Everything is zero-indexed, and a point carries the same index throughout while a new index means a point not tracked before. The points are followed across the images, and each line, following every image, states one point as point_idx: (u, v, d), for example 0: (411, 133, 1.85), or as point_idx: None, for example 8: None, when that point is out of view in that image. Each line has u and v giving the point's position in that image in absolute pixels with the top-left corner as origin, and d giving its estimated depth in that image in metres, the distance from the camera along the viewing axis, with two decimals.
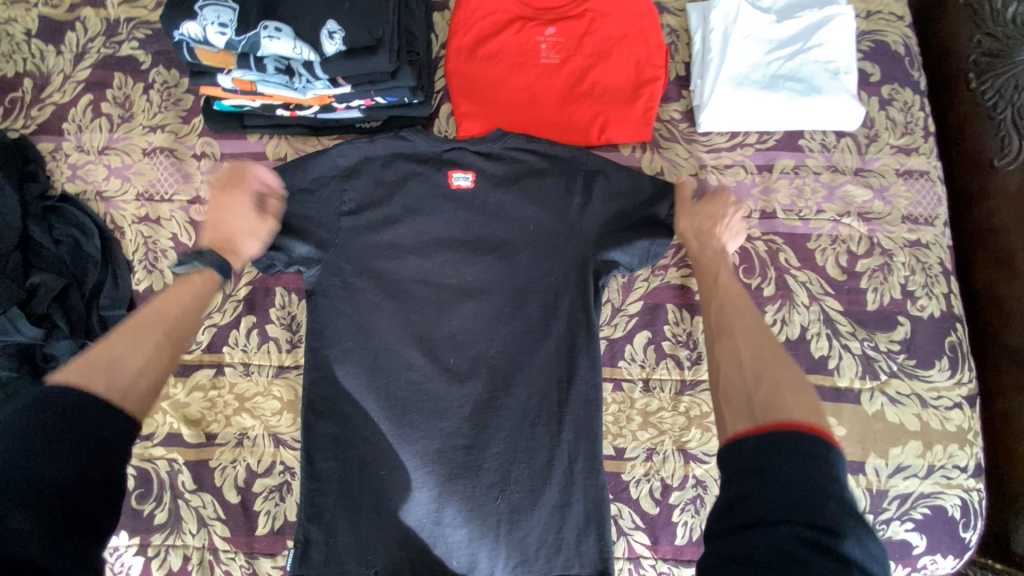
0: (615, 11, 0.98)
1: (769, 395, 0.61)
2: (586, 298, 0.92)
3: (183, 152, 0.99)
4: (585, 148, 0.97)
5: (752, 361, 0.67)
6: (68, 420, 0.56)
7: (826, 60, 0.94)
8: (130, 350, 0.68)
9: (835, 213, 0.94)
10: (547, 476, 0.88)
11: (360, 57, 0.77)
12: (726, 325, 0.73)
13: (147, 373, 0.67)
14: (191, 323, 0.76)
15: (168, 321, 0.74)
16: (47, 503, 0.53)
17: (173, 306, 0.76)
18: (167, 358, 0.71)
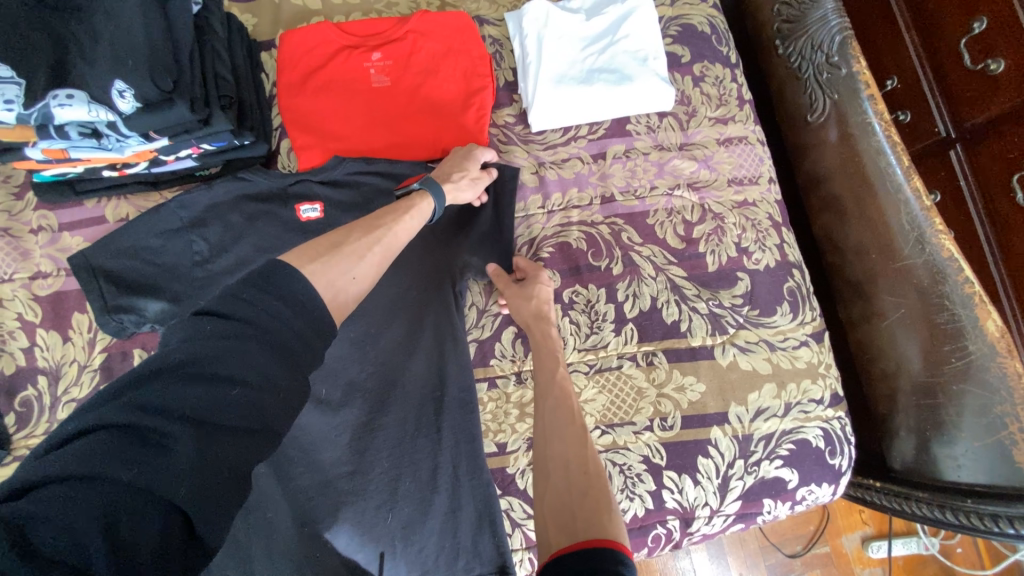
0: (435, 29, 1.02)
1: (589, 511, 0.63)
2: (449, 307, 0.97)
3: (19, 230, 0.95)
4: (428, 162, 1.01)
5: (574, 472, 0.69)
6: (245, 336, 0.53)
7: (633, 50, 1.01)
8: (347, 251, 0.68)
9: (667, 187, 1.02)
10: (434, 484, 0.90)
11: (160, 111, 0.77)
12: (555, 433, 0.76)
13: (360, 281, 0.67)
14: (400, 239, 0.78)
15: (385, 230, 0.76)
16: (217, 418, 0.48)
17: (393, 217, 0.79)
18: (378, 265, 0.72)
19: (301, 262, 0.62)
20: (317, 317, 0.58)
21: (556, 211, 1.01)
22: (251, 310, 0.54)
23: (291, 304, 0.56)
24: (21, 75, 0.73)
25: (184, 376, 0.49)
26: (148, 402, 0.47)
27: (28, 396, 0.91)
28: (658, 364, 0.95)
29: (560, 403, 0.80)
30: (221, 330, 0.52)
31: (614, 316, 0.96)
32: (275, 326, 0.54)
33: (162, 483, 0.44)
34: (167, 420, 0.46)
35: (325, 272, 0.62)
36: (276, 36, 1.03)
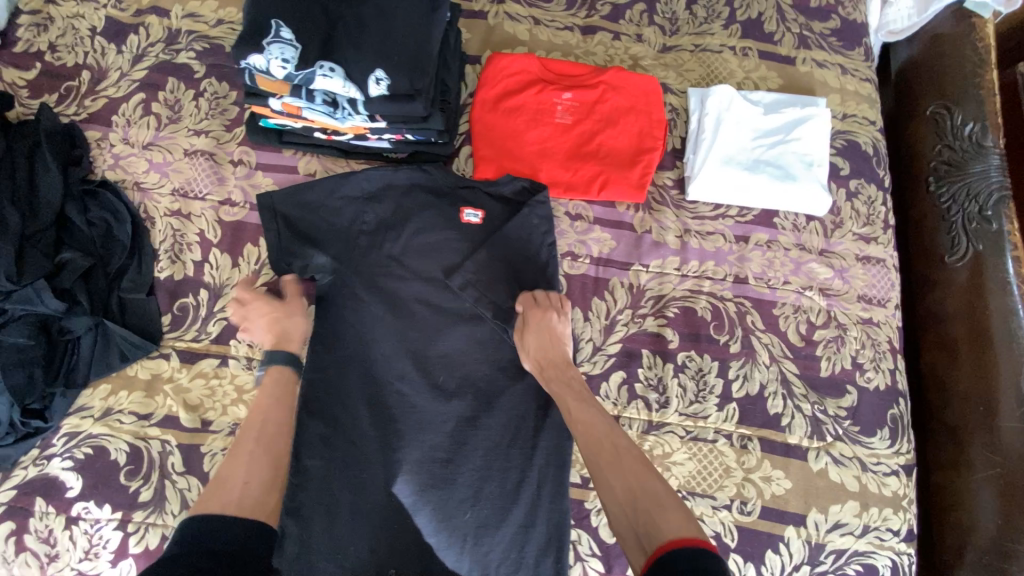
0: (625, 86, 1.11)
1: (647, 527, 0.69)
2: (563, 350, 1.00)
3: (221, 157, 1.06)
4: (585, 200, 1.08)
5: (627, 491, 0.74)
6: (201, 533, 0.72)
7: (801, 153, 1.08)
8: (249, 462, 0.84)
9: (800, 285, 1.06)
10: (516, 496, 0.94)
11: (400, 103, 0.87)
12: (596, 453, 0.81)
13: (252, 483, 0.81)
14: (282, 423, 0.90)
15: (263, 424, 0.89)
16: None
17: (263, 412, 0.90)
18: (269, 467, 0.85)
19: (222, 481, 0.80)
20: (202, 548, 0.70)
21: (690, 276, 1.05)
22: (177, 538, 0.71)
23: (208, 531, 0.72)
24: (300, 41, 0.84)
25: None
26: None
27: (186, 304, 1.00)
28: (751, 450, 0.98)
29: (589, 429, 0.84)
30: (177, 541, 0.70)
31: (720, 391, 1.00)
32: (219, 528, 0.73)
33: None
34: None
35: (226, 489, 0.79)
36: (485, 55, 1.14)
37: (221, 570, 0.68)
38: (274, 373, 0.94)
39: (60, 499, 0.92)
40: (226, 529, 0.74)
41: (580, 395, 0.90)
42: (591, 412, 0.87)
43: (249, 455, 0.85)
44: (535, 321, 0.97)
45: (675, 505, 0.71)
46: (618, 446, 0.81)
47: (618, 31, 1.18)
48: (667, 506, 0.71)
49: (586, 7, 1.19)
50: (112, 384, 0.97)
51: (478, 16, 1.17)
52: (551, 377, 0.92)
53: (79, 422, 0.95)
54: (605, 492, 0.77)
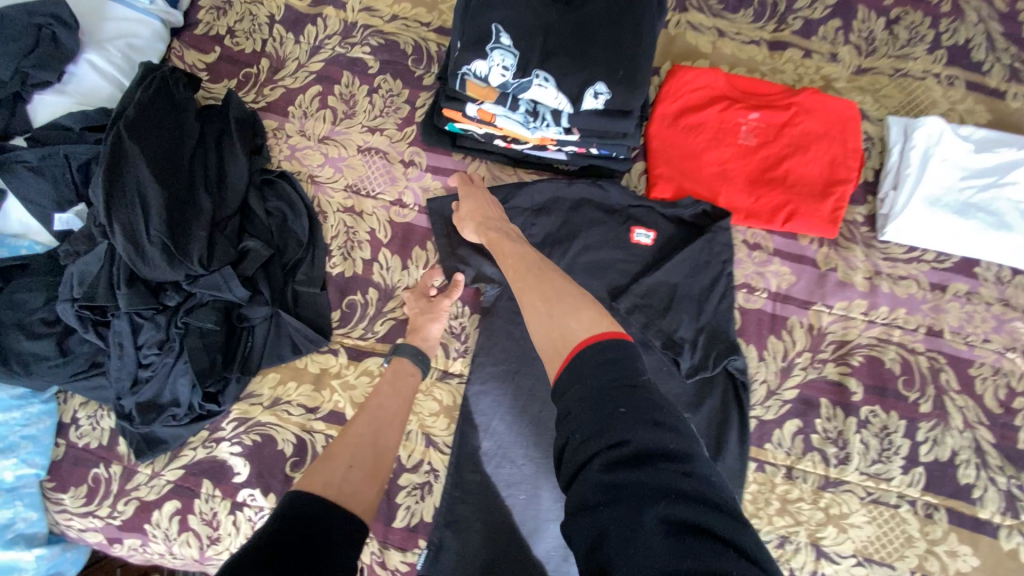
0: (819, 110, 1.03)
1: (562, 335, 0.69)
2: (736, 391, 0.94)
3: (393, 157, 1.05)
4: (767, 230, 1.01)
5: (547, 310, 0.74)
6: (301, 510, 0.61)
7: (1018, 199, 0.97)
8: (352, 443, 0.77)
9: (1001, 345, 0.97)
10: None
11: (611, 119, 0.84)
12: (524, 281, 0.81)
13: (358, 464, 0.74)
14: (394, 418, 0.85)
15: (379, 415, 0.83)
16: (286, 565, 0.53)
17: (382, 399, 0.86)
18: (371, 457, 0.76)
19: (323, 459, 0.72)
20: (308, 524, 0.59)
21: (878, 323, 0.98)
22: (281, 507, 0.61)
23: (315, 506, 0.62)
24: (520, 47, 0.81)
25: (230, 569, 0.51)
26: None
27: (355, 301, 1.00)
28: (937, 520, 0.91)
29: (519, 261, 0.85)
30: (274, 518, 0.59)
31: (906, 453, 0.92)
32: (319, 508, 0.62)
33: None
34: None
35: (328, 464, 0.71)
36: (665, 67, 1.09)
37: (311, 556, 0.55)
38: (398, 363, 0.92)
39: (227, 483, 0.94)
40: (334, 511, 0.62)
41: (511, 236, 0.90)
42: (526, 254, 0.86)
43: (352, 437, 0.78)
44: (472, 192, 0.96)
45: (592, 312, 0.71)
46: (544, 273, 0.81)
47: (809, 50, 1.09)
48: (583, 314, 0.70)
49: (775, 21, 1.11)
50: (281, 375, 0.98)
51: None
52: (486, 228, 0.92)
53: (248, 409, 0.97)
54: (529, 315, 0.77)
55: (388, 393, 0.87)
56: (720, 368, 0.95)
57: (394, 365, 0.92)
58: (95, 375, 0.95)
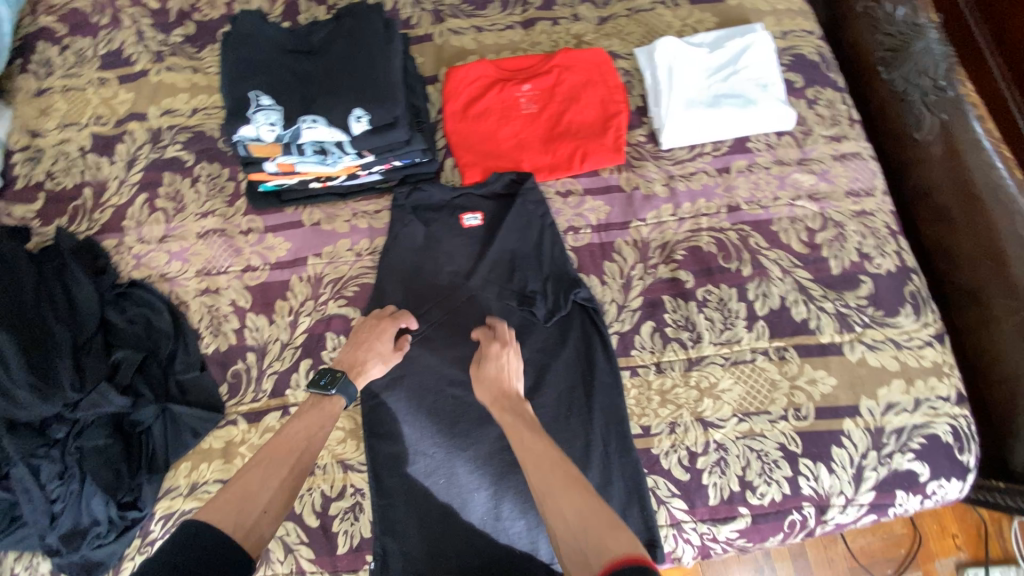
0: (576, 64, 1.19)
1: (601, 552, 0.68)
2: (595, 321, 1.06)
3: (231, 231, 1.14)
4: (571, 175, 1.15)
5: (576, 516, 0.73)
6: (183, 557, 0.70)
7: (754, 78, 1.15)
8: (264, 483, 0.83)
9: (789, 197, 1.12)
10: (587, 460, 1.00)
11: (384, 133, 0.94)
12: (541, 484, 0.78)
13: (271, 512, 0.81)
14: (313, 457, 0.90)
15: (297, 451, 0.88)
16: None
17: (304, 437, 0.90)
18: (282, 496, 0.84)
19: (235, 495, 0.80)
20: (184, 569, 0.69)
21: (687, 218, 1.12)
22: (171, 552, 0.70)
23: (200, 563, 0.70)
24: (280, 104, 0.93)
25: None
26: None
27: (238, 369, 1.07)
28: (789, 359, 1.03)
29: (533, 458, 0.82)
30: (161, 560, 0.69)
31: (745, 314, 1.05)
32: (203, 551, 0.72)
33: None
34: None
35: (237, 505, 0.79)
36: (442, 72, 1.22)
37: None
38: (331, 400, 0.95)
39: None
40: (222, 552, 0.73)
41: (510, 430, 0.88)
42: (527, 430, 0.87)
43: (264, 474, 0.84)
44: (490, 362, 0.97)
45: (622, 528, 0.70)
46: (559, 469, 0.79)
47: (555, 18, 1.26)
48: (619, 529, 0.70)
49: (520, 5, 1.28)
50: (192, 461, 1.02)
51: (426, 40, 1.25)
52: (501, 406, 0.92)
53: (171, 503, 1.00)
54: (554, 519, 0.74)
55: (310, 417, 0.92)
56: (572, 303, 1.06)
57: (330, 402, 0.94)
58: (15, 528, 0.98)
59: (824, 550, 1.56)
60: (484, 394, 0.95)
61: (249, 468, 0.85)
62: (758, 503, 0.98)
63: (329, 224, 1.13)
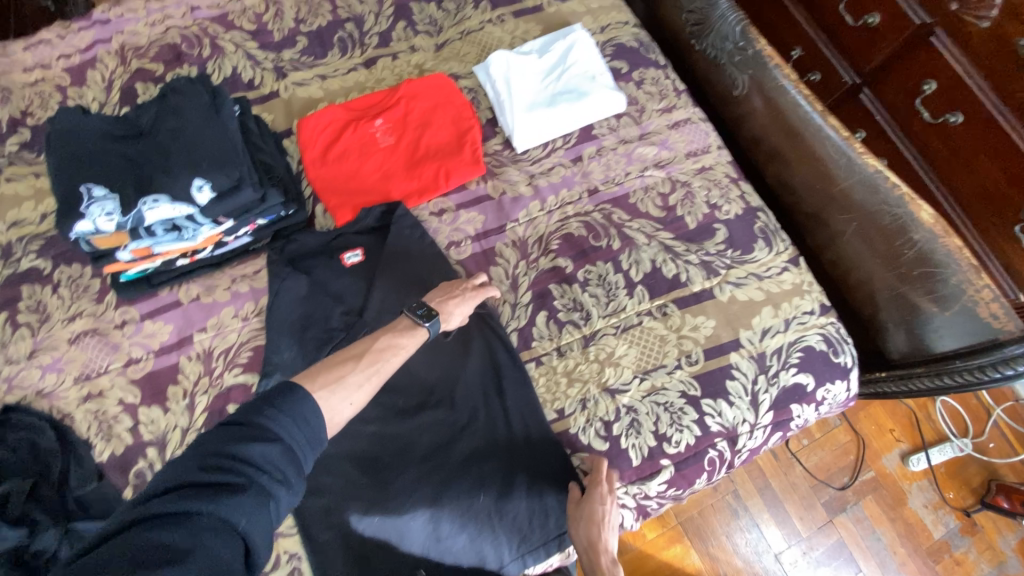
0: (421, 91, 1.25)
1: None
2: (491, 323, 1.11)
3: (106, 328, 1.09)
4: (440, 194, 1.20)
5: None
6: (260, 432, 0.72)
7: (582, 72, 1.26)
8: (358, 380, 0.88)
9: (638, 170, 1.23)
10: (514, 457, 1.02)
11: (230, 196, 0.96)
12: None
13: (354, 407, 0.86)
14: (397, 366, 0.95)
15: (382, 357, 0.94)
16: (242, 469, 0.68)
17: (394, 345, 0.96)
18: (371, 390, 0.89)
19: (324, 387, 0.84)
20: (268, 442, 0.71)
21: (555, 209, 1.20)
22: (280, 412, 0.75)
23: (295, 431, 0.75)
24: (115, 192, 0.93)
25: (207, 480, 0.65)
26: (196, 470, 0.66)
27: (141, 469, 1.00)
28: (672, 313, 1.12)
29: None
30: (243, 426, 0.72)
31: (624, 283, 1.14)
32: (290, 425, 0.75)
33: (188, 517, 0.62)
34: (198, 480, 0.65)
35: (331, 397, 0.84)
36: (294, 125, 1.24)
37: (273, 461, 0.71)
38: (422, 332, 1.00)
39: None
40: (305, 431, 0.76)
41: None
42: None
43: (361, 373, 0.89)
44: (593, 503, 0.95)
45: None
46: None
47: (394, 53, 1.33)
48: None
49: (358, 47, 1.33)
50: None
51: (273, 98, 1.28)
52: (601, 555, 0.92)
53: None
54: None
55: (401, 340, 0.97)
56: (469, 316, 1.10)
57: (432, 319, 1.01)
58: None
59: (787, 477, 1.67)
60: (578, 530, 0.95)
61: (367, 360, 0.92)
62: (676, 451, 1.05)
63: (209, 296, 1.11)
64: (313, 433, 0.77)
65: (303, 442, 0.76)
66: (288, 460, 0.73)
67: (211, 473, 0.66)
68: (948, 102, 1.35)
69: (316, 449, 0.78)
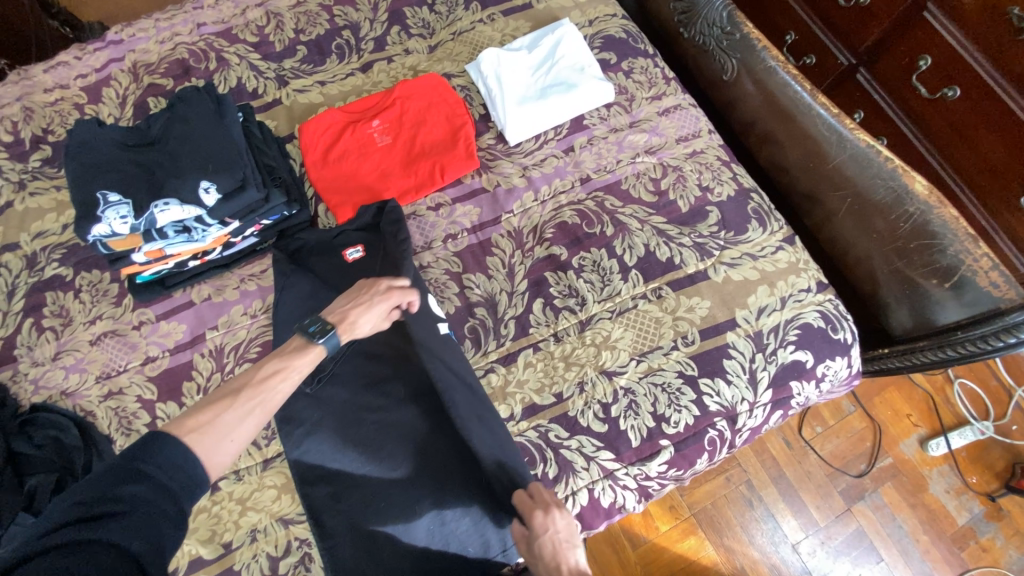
0: (415, 91, 1.30)
1: None
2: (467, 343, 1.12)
3: (124, 329, 1.15)
4: (437, 189, 1.24)
5: None
6: (134, 470, 0.70)
7: (571, 64, 1.29)
8: (235, 415, 0.82)
9: (630, 157, 1.25)
10: None
11: (235, 197, 1.02)
12: None
13: (239, 441, 0.81)
14: (282, 394, 0.89)
15: (264, 387, 0.87)
16: (115, 510, 0.66)
17: (277, 374, 0.89)
18: (255, 426, 0.84)
19: (195, 428, 0.78)
20: (142, 482, 0.69)
21: (548, 199, 1.23)
22: (153, 450, 0.73)
23: (171, 465, 0.73)
24: (128, 197, 0.98)
25: (75, 524, 0.64)
26: (69, 515, 0.65)
27: None
28: (666, 295, 1.13)
29: None
30: (115, 467, 0.70)
31: (619, 268, 1.15)
32: (167, 463, 0.73)
33: (60, 559, 0.60)
34: (69, 525, 0.64)
35: (202, 439, 0.78)
36: (296, 129, 1.30)
37: (152, 501, 0.69)
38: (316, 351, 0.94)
39: None
40: (178, 474, 0.73)
41: None
42: None
43: (239, 409, 0.83)
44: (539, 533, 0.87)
45: None
46: None
47: (389, 56, 1.38)
48: None
49: (355, 53, 1.38)
50: None
51: (275, 105, 1.33)
52: None
53: None
54: None
55: (294, 366, 0.91)
56: (421, 314, 1.10)
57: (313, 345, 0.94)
58: None
59: (799, 463, 1.66)
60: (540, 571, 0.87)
61: (246, 393, 0.85)
62: (675, 431, 1.06)
63: (219, 295, 1.16)
64: (190, 472, 0.74)
65: (180, 481, 0.73)
66: (167, 499, 0.70)
67: (82, 516, 0.65)
68: (943, 77, 1.35)
69: (198, 487, 0.75)
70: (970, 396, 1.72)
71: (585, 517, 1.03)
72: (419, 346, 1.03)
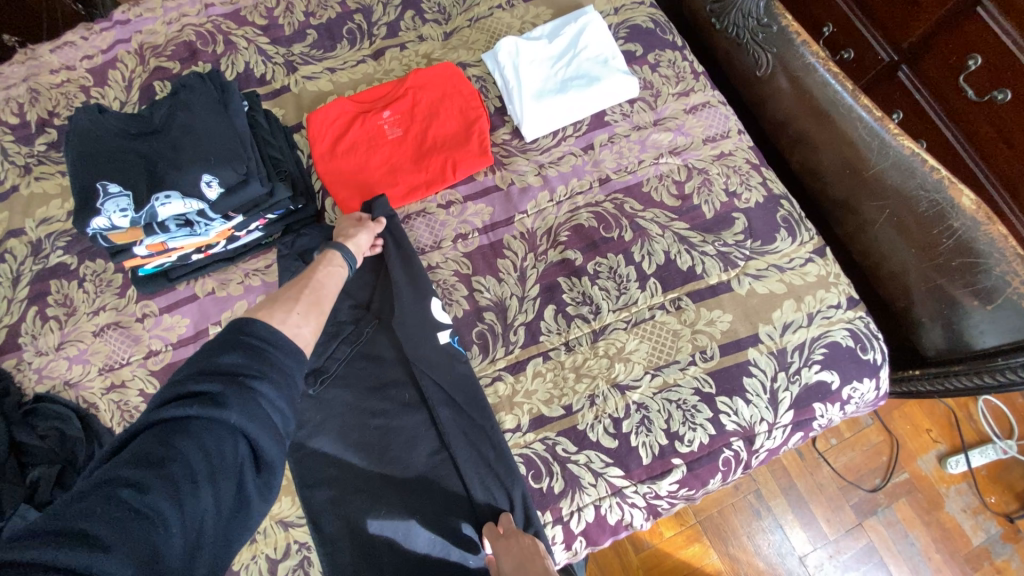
0: (429, 81, 1.23)
1: None
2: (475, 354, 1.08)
3: (128, 321, 1.14)
4: (448, 186, 1.18)
5: None
6: (236, 343, 0.72)
7: (594, 56, 1.21)
8: (295, 301, 0.88)
9: (653, 158, 1.18)
10: (495, 472, 0.99)
11: (238, 191, 0.98)
12: None
13: (308, 318, 0.86)
14: (330, 289, 0.96)
15: (309, 283, 0.94)
16: (221, 379, 0.68)
17: (321, 275, 0.97)
18: (315, 310, 0.90)
19: (263, 311, 0.83)
20: (246, 348, 0.72)
21: (564, 200, 1.17)
22: (248, 325, 0.75)
23: (264, 339, 0.75)
24: (128, 188, 0.95)
25: (190, 388, 0.67)
26: (181, 385, 0.67)
27: None
28: (685, 307, 1.08)
29: None
30: (212, 347, 0.72)
31: (636, 276, 1.10)
32: (262, 338, 0.75)
33: (183, 425, 0.63)
34: (182, 395, 0.66)
35: (272, 316, 0.82)
36: (304, 119, 1.25)
37: (257, 366, 0.71)
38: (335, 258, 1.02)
39: None
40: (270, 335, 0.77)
41: None
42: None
43: (295, 297, 0.90)
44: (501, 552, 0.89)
45: None
46: None
47: (402, 43, 1.31)
48: None
49: (367, 39, 1.32)
50: None
51: (283, 92, 1.28)
52: None
53: None
54: None
55: (322, 274, 0.98)
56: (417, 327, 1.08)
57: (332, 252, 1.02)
58: None
59: (811, 478, 1.60)
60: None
61: (296, 288, 0.92)
62: (688, 450, 1.01)
63: (223, 290, 1.13)
64: (285, 348, 0.76)
65: (276, 353, 0.75)
66: (270, 365, 0.73)
67: (192, 386, 0.67)
68: (995, 79, 1.24)
69: (296, 359, 0.77)
70: (997, 414, 1.64)
71: (591, 534, 1.00)
72: (414, 361, 1.05)
